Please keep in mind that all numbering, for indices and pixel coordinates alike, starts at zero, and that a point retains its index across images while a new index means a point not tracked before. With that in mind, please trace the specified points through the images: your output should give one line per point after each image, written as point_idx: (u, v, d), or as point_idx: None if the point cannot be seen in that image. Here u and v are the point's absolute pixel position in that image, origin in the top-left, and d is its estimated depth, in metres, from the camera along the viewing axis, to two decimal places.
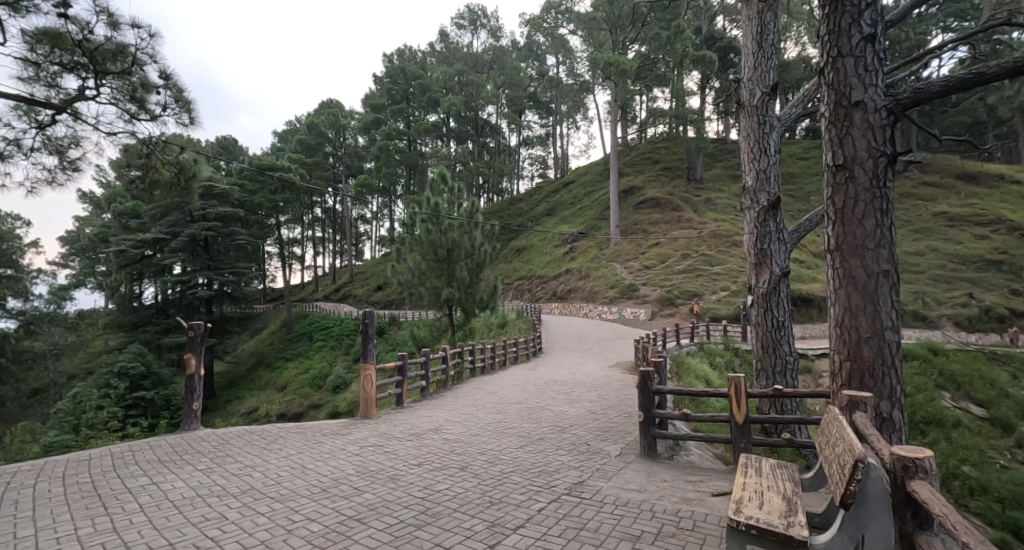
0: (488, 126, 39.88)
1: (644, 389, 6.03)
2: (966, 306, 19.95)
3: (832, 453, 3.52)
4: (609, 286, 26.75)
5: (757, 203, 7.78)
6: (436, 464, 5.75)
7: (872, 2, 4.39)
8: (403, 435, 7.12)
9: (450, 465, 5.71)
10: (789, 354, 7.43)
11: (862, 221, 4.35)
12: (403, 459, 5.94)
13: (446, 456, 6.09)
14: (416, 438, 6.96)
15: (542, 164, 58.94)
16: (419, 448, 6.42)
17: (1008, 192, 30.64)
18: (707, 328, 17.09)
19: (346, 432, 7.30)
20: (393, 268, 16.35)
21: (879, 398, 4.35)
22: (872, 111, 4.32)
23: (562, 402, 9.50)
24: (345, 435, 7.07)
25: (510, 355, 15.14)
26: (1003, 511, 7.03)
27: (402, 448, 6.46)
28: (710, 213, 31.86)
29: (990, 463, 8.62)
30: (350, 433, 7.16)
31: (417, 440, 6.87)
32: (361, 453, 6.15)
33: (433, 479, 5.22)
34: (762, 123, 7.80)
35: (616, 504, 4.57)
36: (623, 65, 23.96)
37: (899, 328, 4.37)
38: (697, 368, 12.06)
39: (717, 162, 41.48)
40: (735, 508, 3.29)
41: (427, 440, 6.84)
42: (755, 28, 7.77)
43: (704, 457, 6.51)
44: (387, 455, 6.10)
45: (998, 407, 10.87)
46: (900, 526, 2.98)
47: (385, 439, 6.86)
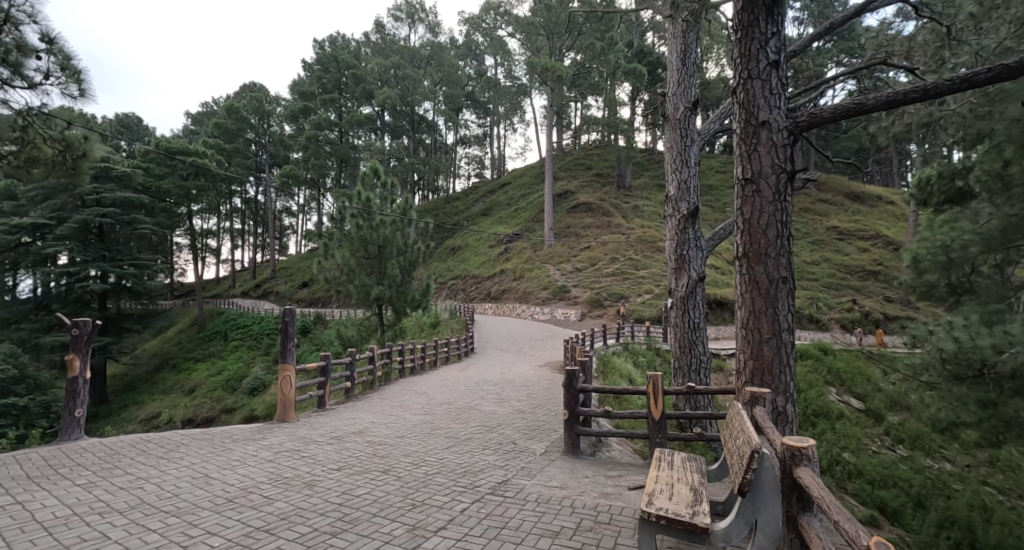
0: (424, 122, 39.28)
1: (569, 388, 6.17)
2: (850, 311, 22.27)
3: (734, 445, 3.76)
4: (541, 287, 27.22)
5: (678, 211, 8.20)
6: (358, 468, 5.59)
7: (776, 31, 4.76)
8: (323, 439, 6.84)
9: (372, 468, 5.58)
10: (703, 353, 7.90)
11: (765, 231, 4.72)
12: (323, 464, 5.70)
13: (368, 459, 5.93)
14: (338, 441, 6.72)
15: (479, 165, 59.03)
16: (340, 452, 6.20)
17: (887, 211, 34.64)
18: (632, 329, 17.84)
19: (261, 437, 6.90)
20: (320, 264, 15.57)
21: (776, 394, 4.73)
22: (776, 131, 4.69)
23: (490, 401, 9.52)
24: (259, 440, 6.68)
25: (441, 355, 14.98)
26: (873, 492, 7.97)
27: (322, 451, 6.21)
28: (638, 220, 33.25)
29: (865, 449, 9.74)
30: (264, 438, 6.77)
31: (339, 443, 6.62)
32: (276, 459, 5.83)
33: (354, 483, 5.07)
34: (684, 136, 8.28)
35: (538, 502, 4.65)
36: (559, 72, 24.32)
37: (793, 329, 4.77)
38: (622, 368, 12.50)
39: (645, 171, 43.44)
40: (647, 501, 3.43)
41: (349, 443, 6.62)
42: (679, 47, 8.21)
43: (624, 453, 6.79)
44: (305, 460, 5.83)
45: (872, 400, 12.26)
46: (787, 509, 3.23)
47: (303, 443, 6.56)
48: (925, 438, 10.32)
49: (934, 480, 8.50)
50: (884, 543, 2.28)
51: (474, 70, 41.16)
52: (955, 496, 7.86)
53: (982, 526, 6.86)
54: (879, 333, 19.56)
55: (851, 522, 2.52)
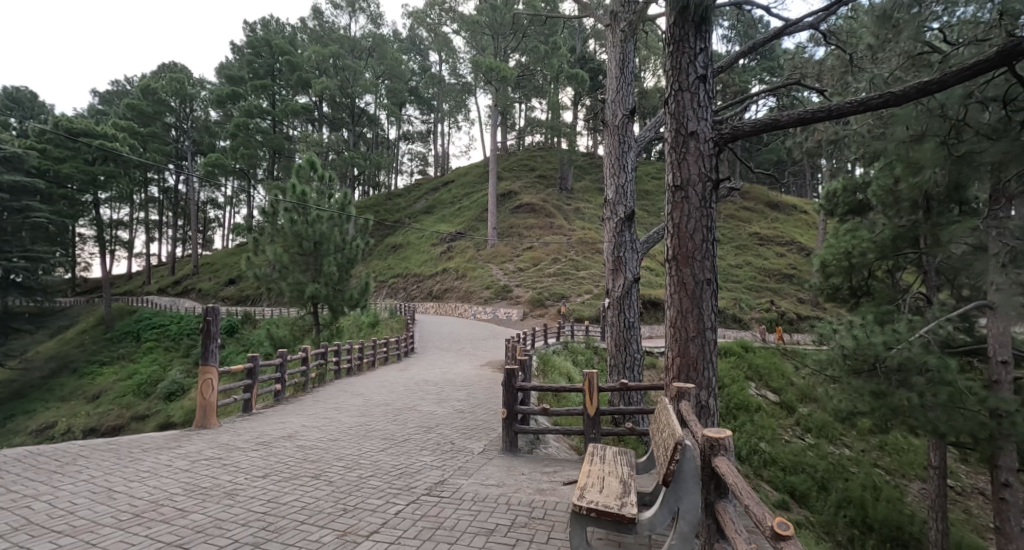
0: (365, 115, 38.21)
1: (508, 387, 6.20)
2: (769, 311, 23.93)
3: (661, 438, 3.93)
4: (484, 287, 27.25)
5: (616, 214, 8.51)
6: (286, 474, 5.40)
7: (704, 47, 5.08)
8: (248, 445, 6.54)
9: (302, 473, 5.42)
10: (637, 351, 8.27)
11: (692, 235, 5.02)
12: (247, 472, 5.47)
13: (297, 464, 5.75)
14: (265, 447, 6.45)
15: (422, 161, 58.28)
16: (266, 458, 5.96)
17: (801, 219, 37.51)
18: (572, 329, 18.24)
19: (176, 445, 6.50)
20: (249, 260, 14.80)
21: (700, 389, 5.04)
22: (703, 141, 5.01)
23: (429, 402, 9.47)
24: (174, 449, 6.28)
25: (380, 355, 14.70)
26: (784, 478, 9.12)
27: (247, 459, 5.95)
28: (578, 222, 34.06)
29: (778, 440, 10.55)
30: (179, 447, 6.38)
31: (266, 449, 6.37)
32: (193, 469, 5.53)
33: (280, 491, 4.90)
34: (622, 143, 8.62)
35: (473, 500, 4.71)
36: (504, 73, 24.41)
37: (717, 328, 5.11)
38: (561, 366, 12.78)
39: (586, 174, 44.59)
40: (579, 495, 3.52)
41: (277, 449, 6.38)
42: (618, 56, 8.53)
43: (560, 449, 6.98)
44: (227, 468, 5.57)
45: (786, 393, 13.27)
46: (706, 497, 3.39)
47: (225, 451, 6.25)
48: (829, 427, 11.44)
49: (835, 464, 9.81)
50: (787, 521, 2.35)
51: (418, 65, 40.50)
52: (852, 478, 9.28)
53: (871, 504, 8.49)
54: (780, 330, 21.18)
55: (761, 506, 2.67)
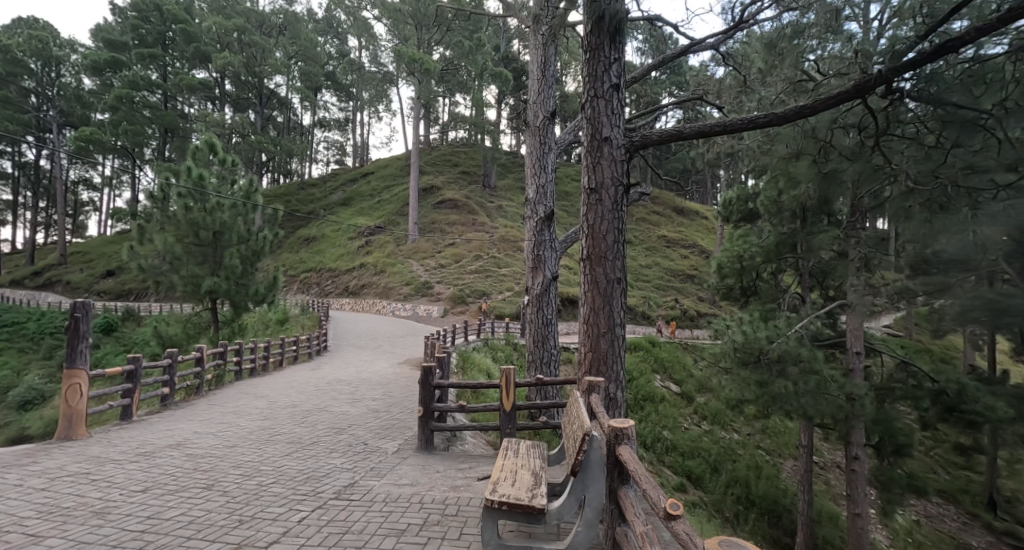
0: (275, 98, 35.88)
1: (425, 385, 6.14)
2: (674, 309, 25.66)
3: (572, 430, 4.04)
4: (403, 283, 26.71)
5: (536, 214, 8.73)
6: (170, 487, 5.00)
7: (618, 58, 5.35)
8: (124, 457, 5.97)
9: (191, 485, 5.05)
10: (553, 347, 8.55)
11: (604, 236, 5.29)
12: (123, 487, 4.99)
13: (186, 475, 5.35)
14: (147, 459, 5.93)
15: (339, 150, 55.97)
16: (148, 471, 5.48)
17: (703, 225, 40.54)
18: (492, 326, 18.42)
19: (31, 461, 5.77)
20: (131, 249, 13.44)
21: (608, 382, 5.35)
22: (615, 147, 5.30)
23: (342, 402, 9.17)
24: (28, 466, 5.58)
25: (289, 353, 14.00)
26: (680, 467, 9.97)
27: (123, 473, 5.43)
28: (500, 219, 34.38)
29: (678, 429, 11.38)
30: (34, 463, 5.67)
31: (148, 460, 5.85)
32: (52, 488, 4.94)
33: (165, 505, 4.54)
34: (543, 144, 8.85)
35: (385, 501, 4.66)
36: (426, 65, 24.02)
37: (625, 324, 5.43)
38: (480, 362, 12.89)
39: (509, 173, 45.11)
40: (491, 489, 3.53)
41: (161, 459, 5.88)
42: (540, 59, 8.72)
43: (477, 445, 7.06)
44: (98, 484, 5.05)
45: (686, 384, 14.34)
46: (610, 483, 3.52)
47: (95, 465, 5.65)
48: (722, 415, 12.53)
49: (724, 450, 10.83)
50: (677, 503, 2.47)
51: (335, 50, 38.64)
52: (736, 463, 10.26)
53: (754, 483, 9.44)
54: (674, 325, 22.80)
55: (657, 488, 2.77)
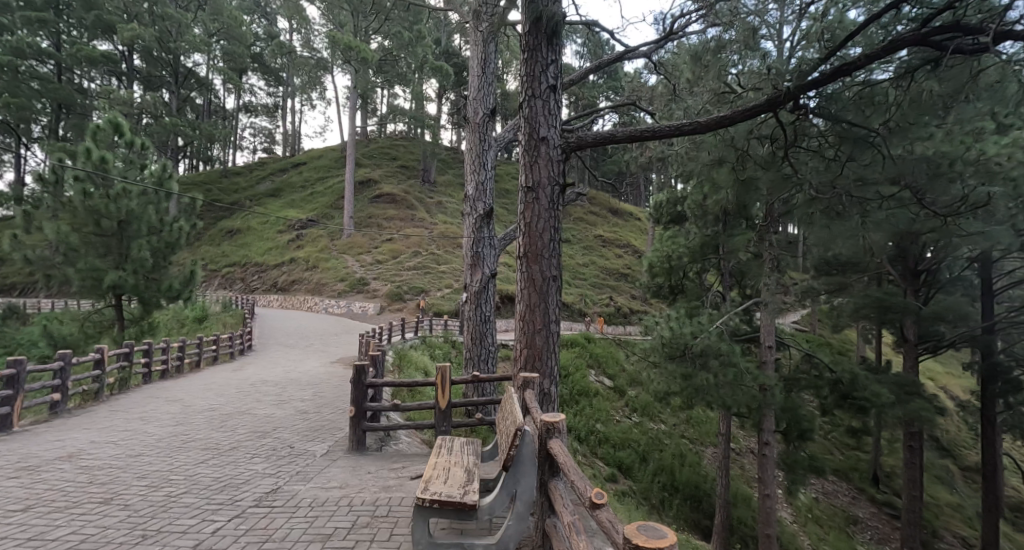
0: (195, 78, 33.42)
1: (358, 384, 5.96)
2: (608, 306, 26.50)
3: (505, 427, 4.08)
4: (337, 279, 25.80)
5: (475, 210, 8.72)
6: (60, 504, 4.57)
7: (555, 59, 5.44)
8: (4, 472, 5.38)
9: (86, 500, 4.64)
10: (491, 344, 8.58)
11: (540, 235, 5.39)
12: (0, 506, 4.50)
13: (79, 490, 4.90)
14: (31, 473, 5.38)
15: (268, 138, 53.16)
16: (32, 487, 4.98)
17: (637, 226, 42.14)
18: (430, 323, 18.19)
19: None
20: (15, 238, 12.05)
21: (542, 378, 5.46)
22: (552, 147, 5.40)
23: (267, 405, 8.75)
24: None
25: (208, 353, 13.17)
26: (608, 460, 10.33)
27: (1, 490, 4.89)
28: (440, 216, 34.01)
29: (609, 422, 11.78)
30: None
31: (32, 475, 5.30)
32: None
33: (53, 523, 4.14)
34: (483, 140, 8.85)
35: (311, 506, 4.51)
36: (363, 53, 23.32)
37: (559, 321, 5.56)
38: (417, 360, 12.74)
39: (449, 168, 44.70)
40: (423, 487, 3.49)
41: (48, 474, 5.35)
42: (479, 55, 8.67)
43: (412, 443, 6.95)
44: None
45: (618, 378, 14.88)
46: (542, 476, 3.59)
47: None
48: (651, 408, 13.10)
49: (652, 441, 11.34)
50: (602, 492, 2.57)
51: (263, 30, 36.49)
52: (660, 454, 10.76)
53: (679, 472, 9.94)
54: (603, 322, 23.43)
55: (584, 479, 2.87)
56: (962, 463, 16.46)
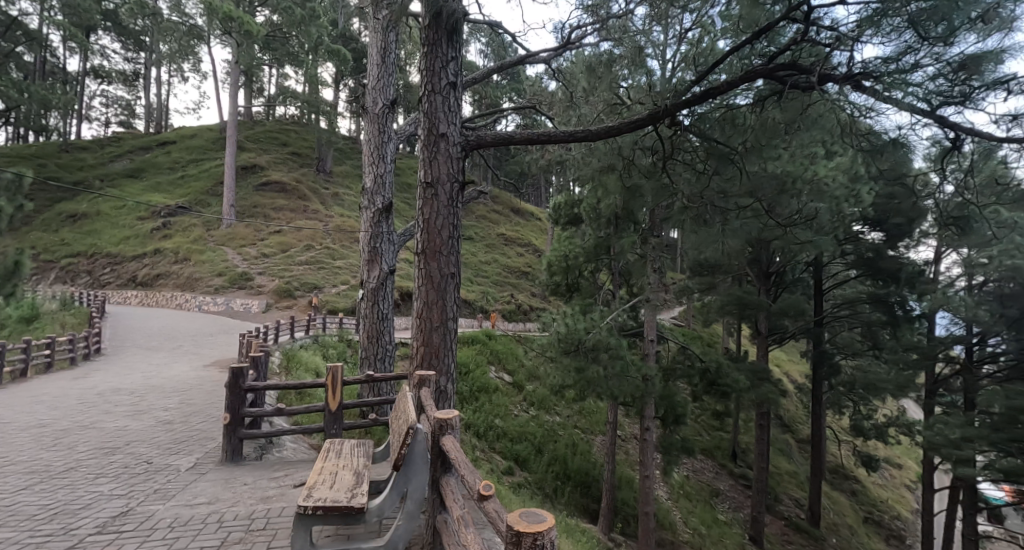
0: (30, 34, 28.39)
1: (234, 389, 5.55)
2: (509, 303, 27.03)
3: (398, 426, 4.06)
4: (214, 273, 23.59)
5: (373, 204, 8.48)
6: None
7: (455, 56, 5.47)
8: None
9: None
10: (389, 343, 8.41)
11: (439, 232, 5.41)
12: None
13: None
14: None
15: (126, 110, 46.87)
16: None
17: (536, 226, 43.39)
18: (323, 321, 17.31)
19: None
20: None
21: (439, 375, 5.50)
22: (452, 144, 5.43)
23: (119, 417, 7.82)
24: None
25: (40, 359, 11.39)
26: (502, 455, 10.60)
27: None
28: (336, 208, 32.43)
29: (505, 416, 12.07)
30: None
31: None
32: None
33: None
34: (382, 132, 8.63)
35: (171, 527, 4.15)
36: (248, 26, 21.32)
37: (457, 318, 5.62)
38: (309, 361, 12.10)
39: (347, 159, 42.74)
40: (306, 494, 3.36)
41: None
42: (380, 43, 8.44)
43: (298, 449, 6.64)
44: None
45: (518, 373, 15.28)
46: (434, 473, 3.63)
47: None
48: (546, 403, 13.60)
49: (547, 434, 11.82)
50: (491, 484, 2.68)
51: None
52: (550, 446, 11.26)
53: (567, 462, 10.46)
54: (497, 318, 23.76)
55: (473, 473, 2.96)
56: (800, 436, 19.22)
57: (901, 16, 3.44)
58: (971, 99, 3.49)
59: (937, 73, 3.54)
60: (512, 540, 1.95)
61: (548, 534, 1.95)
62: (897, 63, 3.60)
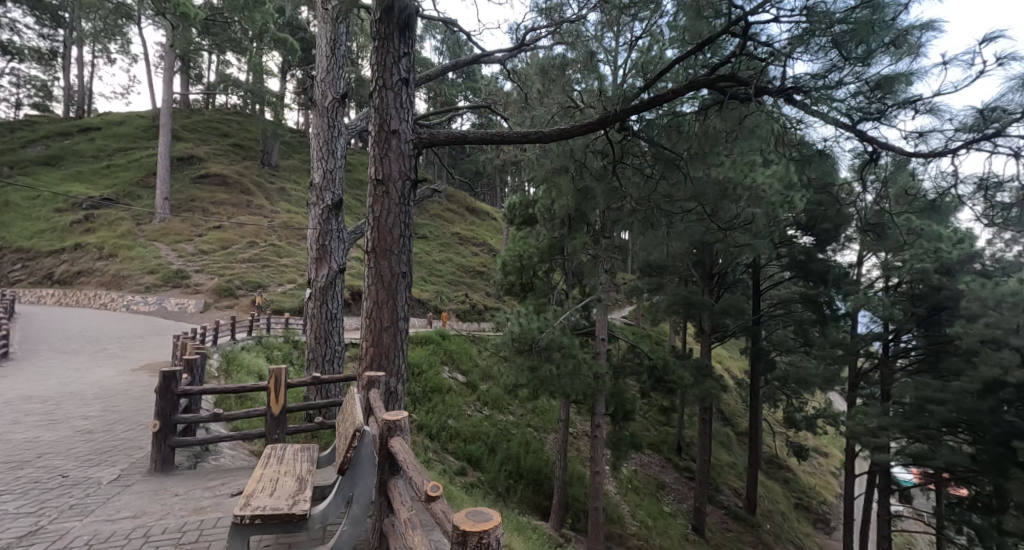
0: None
1: (164, 395, 5.25)
2: (462, 303, 26.92)
3: (344, 429, 3.96)
4: (145, 271, 22.20)
5: (322, 201, 8.23)
6: None
7: (407, 52, 5.39)
8: None
9: None
10: (338, 343, 8.19)
11: (390, 230, 5.31)
12: None
13: None
14: None
15: (45, 92, 43.34)
16: None
17: (492, 225, 43.38)
18: (267, 321, 16.62)
19: None
20: None
21: (389, 376, 5.41)
22: (403, 141, 5.35)
23: (31, 427, 7.22)
24: None
25: None
26: (454, 456, 10.54)
27: None
28: (282, 204, 31.31)
29: (457, 416, 12.00)
30: None
31: None
32: None
33: None
34: (332, 127, 8.39)
35: (90, 544, 3.88)
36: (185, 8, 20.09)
37: (408, 318, 5.55)
38: (251, 363, 11.60)
39: (294, 153, 41.28)
40: (244, 503, 3.22)
41: None
42: (330, 35, 8.21)
43: (237, 455, 6.36)
44: None
45: (472, 373, 15.23)
46: (381, 476, 3.57)
47: None
48: (499, 402, 13.62)
49: (501, 433, 11.85)
50: (438, 484, 2.67)
51: None
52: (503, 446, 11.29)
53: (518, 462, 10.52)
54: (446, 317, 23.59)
55: (421, 475, 2.94)
56: (740, 429, 20.16)
57: (826, 37, 3.67)
58: (887, 116, 3.78)
59: (857, 91, 3.80)
60: (458, 540, 1.95)
61: (493, 532, 1.95)
62: (824, 79, 3.84)
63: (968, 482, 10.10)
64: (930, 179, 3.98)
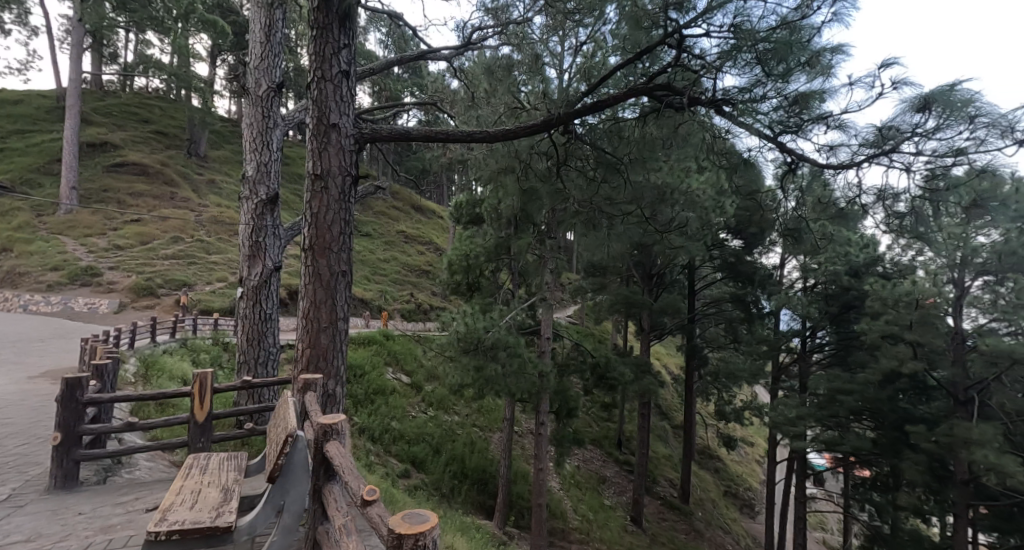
0: None
1: (67, 404, 4.80)
2: (407, 302, 26.42)
3: (276, 434, 3.76)
4: (48, 267, 20.28)
5: (256, 195, 7.81)
6: None
7: (347, 43, 5.20)
8: None
9: None
10: (273, 345, 7.81)
11: (329, 228, 5.11)
12: None
13: None
14: None
15: None
16: None
17: (439, 225, 42.86)
18: (194, 323, 15.58)
19: None
20: None
21: (327, 378, 5.23)
22: (344, 136, 5.16)
23: None
24: None
25: None
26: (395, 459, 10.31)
27: None
28: (211, 197, 29.61)
29: (399, 418, 11.76)
30: None
31: None
32: None
33: None
34: (267, 117, 7.97)
35: None
36: None
37: (348, 318, 5.37)
38: (175, 368, 10.86)
39: (225, 144, 39.04)
40: (159, 518, 2.98)
41: None
42: (264, 21, 7.82)
43: (155, 467, 5.93)
44: None
45: (416, 374, 15.00)
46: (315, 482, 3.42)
47: None
48: (444, 403, 13.46)
49: (445, 434, 11.72)
50: (374, 487, 2.59)
51: None
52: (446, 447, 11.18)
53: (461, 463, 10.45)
54: (387, 317, 23.05)
55: (355, 479, 2.84)
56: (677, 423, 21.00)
57: (752, 53, 3.87)
58: (803, 129, 4.02)
59: (778, 105, 4.02)
60: (393, 542, 1.89)
61: (430, 533, 1.91)
62: (749, 93, 4.04)
63: (872, 465, 11.06)
64: (840, 189, 4.29)
